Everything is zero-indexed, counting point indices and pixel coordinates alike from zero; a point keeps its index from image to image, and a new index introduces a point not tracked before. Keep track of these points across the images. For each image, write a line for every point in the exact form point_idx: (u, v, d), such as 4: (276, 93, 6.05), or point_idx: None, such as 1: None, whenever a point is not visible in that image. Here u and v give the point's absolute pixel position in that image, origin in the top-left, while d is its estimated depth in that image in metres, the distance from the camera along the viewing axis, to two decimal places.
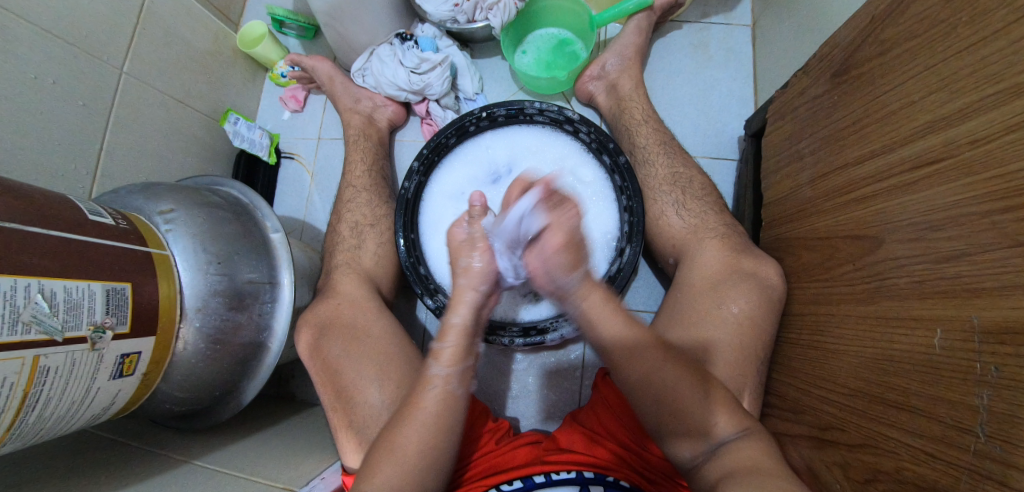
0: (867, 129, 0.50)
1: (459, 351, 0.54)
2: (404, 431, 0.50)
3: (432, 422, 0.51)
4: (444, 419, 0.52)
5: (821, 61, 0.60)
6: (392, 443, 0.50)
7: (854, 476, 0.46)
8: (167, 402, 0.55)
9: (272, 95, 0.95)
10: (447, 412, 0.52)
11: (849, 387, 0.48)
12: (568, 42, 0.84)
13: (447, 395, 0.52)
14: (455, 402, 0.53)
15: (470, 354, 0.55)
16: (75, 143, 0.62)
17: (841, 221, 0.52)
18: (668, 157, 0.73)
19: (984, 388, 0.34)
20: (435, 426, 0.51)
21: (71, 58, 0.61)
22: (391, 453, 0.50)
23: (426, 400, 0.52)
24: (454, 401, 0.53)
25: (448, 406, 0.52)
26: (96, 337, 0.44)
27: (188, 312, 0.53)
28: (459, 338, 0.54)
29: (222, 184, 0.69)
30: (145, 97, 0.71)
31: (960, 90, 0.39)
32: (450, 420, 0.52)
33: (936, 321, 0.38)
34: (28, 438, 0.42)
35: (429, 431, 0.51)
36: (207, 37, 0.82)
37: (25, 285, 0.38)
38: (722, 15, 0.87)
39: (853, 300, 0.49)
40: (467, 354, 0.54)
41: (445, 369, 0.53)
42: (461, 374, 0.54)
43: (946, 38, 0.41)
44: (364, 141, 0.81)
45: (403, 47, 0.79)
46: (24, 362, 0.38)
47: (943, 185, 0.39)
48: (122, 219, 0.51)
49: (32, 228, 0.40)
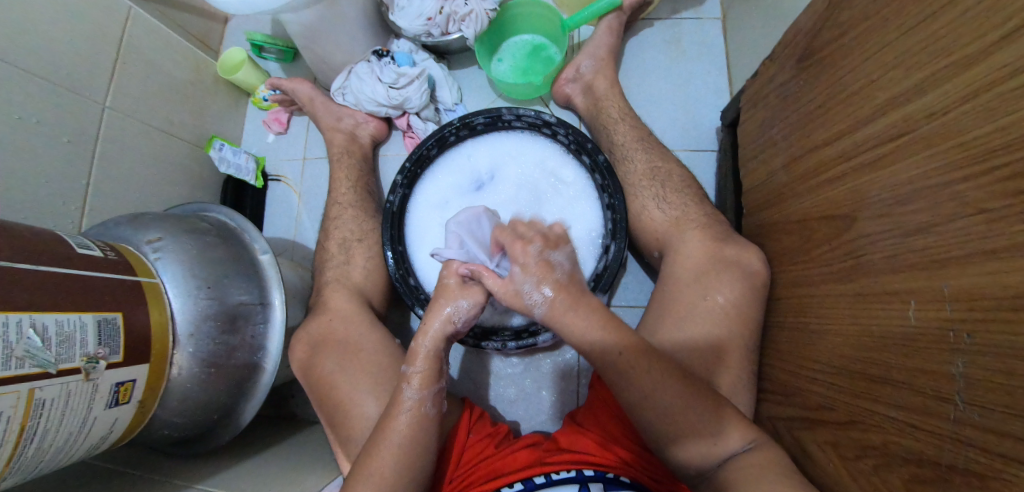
0: (832, 111, 0.51)
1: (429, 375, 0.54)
2: (377, 457, 0.50)
3: (407, 444, 0.51)
4: (419, 439, 0.52)
5: (786, 48, 0.61)
6: (365, 467, 0.50)
7: (845, 454, 0.46)
8: (165, 428, 0.56)
9: (256, 119, 0.96)
10: (422, 430, 0.52)
11: (834, 366, 0.48)
12: (542, 47, 0.86)
13: (419, 416, 0.53)
14: (428, 423, 0.53)
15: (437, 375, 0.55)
16: (62, 179, 0.63)
17: (815, 203, 0.53)
18: (646, 153, 0.74)
19: (959, 356, 0.35)
20: (410, 446, 0.52)
21: (54, 96, 0.62)
22: (370, 479, 0.50)
23: (399, 423, 0.52)
24: (424, 422, 0.53)
25: (421, 426, 0.53)
26: (90, 368, 0.44)
27: (181, 338, 0.54)
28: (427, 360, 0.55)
29: (209, 210, 0.70)
30: (129, 130, 0.73)
31: (914, 66, 0.40)
32: (425, 439, 0.53)
33: (910, 294, 0.39)
34: (27, 472, 0.42)
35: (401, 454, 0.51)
36: (188, 67, 0.83)
37: (17, 320, 0.39)
38: (692, 10, 0.89)
39: (831, 279, 0.50)
40: (434, 375, 0.55)
41: (416, 392, 0.53)
42: (431, 395, 0.54)
43: (898, 17, 0.42)
44: (348, 158, 0.82)
45: (380, 63, 0.81)
46: (20, 396, 0.38)
47: (907, 160, 0.40)
48: (110, 251, 0.52)
49: (21, 264, 0.41)
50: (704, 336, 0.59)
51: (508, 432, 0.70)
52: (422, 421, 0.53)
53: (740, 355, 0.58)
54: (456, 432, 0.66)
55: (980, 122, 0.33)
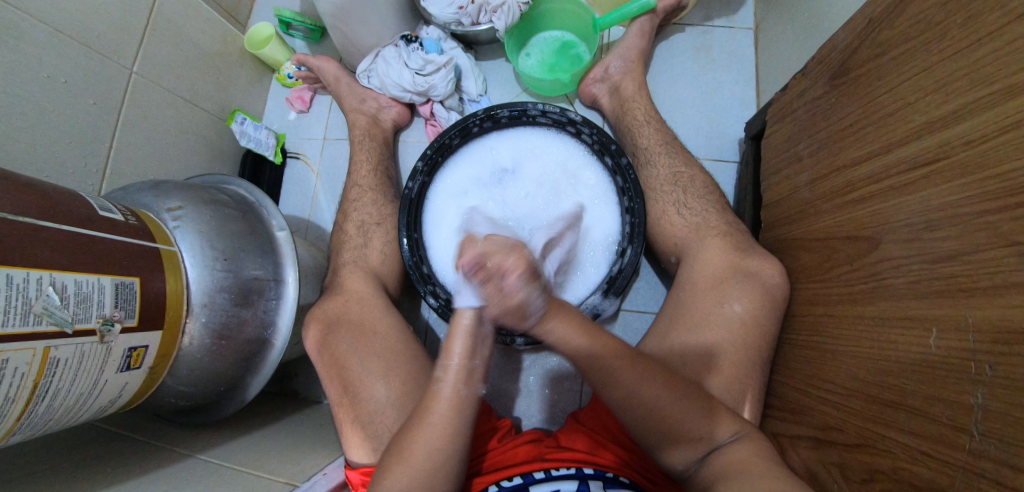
0: (865, 130, 0.50)
1: (469, 350, 0.52)
2: (417, 435, 0.49)
3: (445, 425, 0.50)
4: (456, 423, 0.50)
5: (820, 63, 0.60)
6: (403, 450, 0.49)
7: (852, 476, 0.46)
8: (172, 396, 0.56)
9: (278, 96, 0.96)
10: (462, 412, 0.51)
11: (847, 387, 0.48)
12: (571, 44, 0.85)
13: (458, 395, 0.51)
14: (467, 403, 0.51)
15: (475, 354, 0.52)
16: (86, 139, 0.63)
17: (840, 222, 0.53)
18: (670, 158, 0.73)
19: (978, 386, 0.34)
20: (445, 432, 0.50)
21: (82, 57, 0.62)
22: (404, 457, 0.49)
23: (437, 403, 0.51)
24: (464, 403, 0.51)
25: (461, 406, 0.51)
26: (106, 330, 0.44)
27: (194, 307, 0.54)
28: (465, 334, 0.52)
29: (228, 183, 0.70)
30: (154, 97, 0.73)
31: (955, 91, 0.39)
32: (460, 422, 0.50)
33: (932, 321, 0.39)
34: (37, 428, 0.43)
35: (443, 436, 0.50)
36: (215, 37, 0.83)
37: (37, 278, 0.39)
38: (724, 18, 0.88)
39: (850, 300, 0.49)
40: (468, 356, 0.52)
41: (454, 374, 0.51)
42: (469, 376, 0.52)
43: (941, 40, 0.41)
44: (369, 141, 0.82)
45: (408, 49, 0.80)
46: (36, 352, 0.39)
47: (941, 185, 0.40)
48: (131, 216, 0.52)
49: (44, 222, 0.42)
50: (716, 346, 0.59)
51: (511, 427, 0.70)
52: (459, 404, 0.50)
53: (753, 369, 0.58)
54: None
55: (1019, 154, 0.33)
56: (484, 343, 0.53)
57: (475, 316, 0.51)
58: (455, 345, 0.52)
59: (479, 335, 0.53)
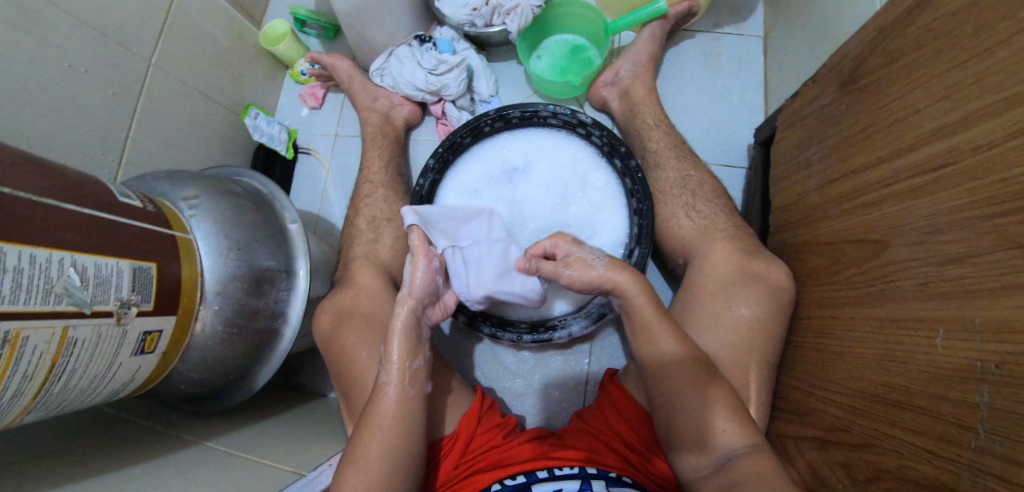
0: (873, 136, 0.51)
1: (402, 352, 0.57)
2: (368, 435, 0.52)
3: (396, 425, 0.53)
4: (408, 425, 0.54)
5: (830, 71, 0.61)
6: (355, 452, 0.52)
7: (857, 475, 0.46)
8: (182, 383, 0.57)
9: (291, 93, 0.97)
10: (409, 411, 0.54)
11: (853, 388, 0.48)
12: (582, 48, 0.86)
13: (403, 396, 0.55)
14: (413, 403, 0.55)
15: (416, 354, 0.58)
16: (104, 128, 0.64)
17: (848, 226, 0.53)
18: (679, 161, 0.74)
19: (984, 385, 0.35)
20: (400, 436, 0.53)
21: (104, 49, 0.63)
22: (360, 460, 0.51)
23: (384, 407, 0.54)
24: (408, 402, 0.55)
25: (407, 406, 0.55)
26: (122, 312, 0.45)
27: (208, 295, 0.55)
28: (403, 339, 0.57)
29: (242, 175, 0.70)
30: (172, 89, 0.74)
31: (964, 98, 0.40)
32: (412, 421, 0.54)
33: (938, 322, 0.39)
34: (51, 408, 0.43)
35: (395, 435, 0.53)
36: (232, 33, 0.84)
37: (59, 258, 0.39)
38: (734, 26, 0.89)
39: (857, 302, 0.50)
40: (409, 357, 0.57)
41: (394, 377, 0.56)
42: (411, 377, 0.56)
43: (950, 49, 0.42)
44: (382, 138, 0.83)
45: (422, 49, 0.81)
46: (55, 332, 0.39)
47: (950, 190, 0.40)
48: (149, 203, 0.53)
49: (67, 204, 0.42)
50: (723, 347, 0.59)
51: (515, 423, 0.70)
52: (409, 405, 0.55)
53: (759, 369, 0.58)
54: (467, 417, 0.65)
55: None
56: (419, 344, 0.59)
57: (409, 314, 0.58)
58: (394, 350, 0.57)
59: (415, 336, 0.58)
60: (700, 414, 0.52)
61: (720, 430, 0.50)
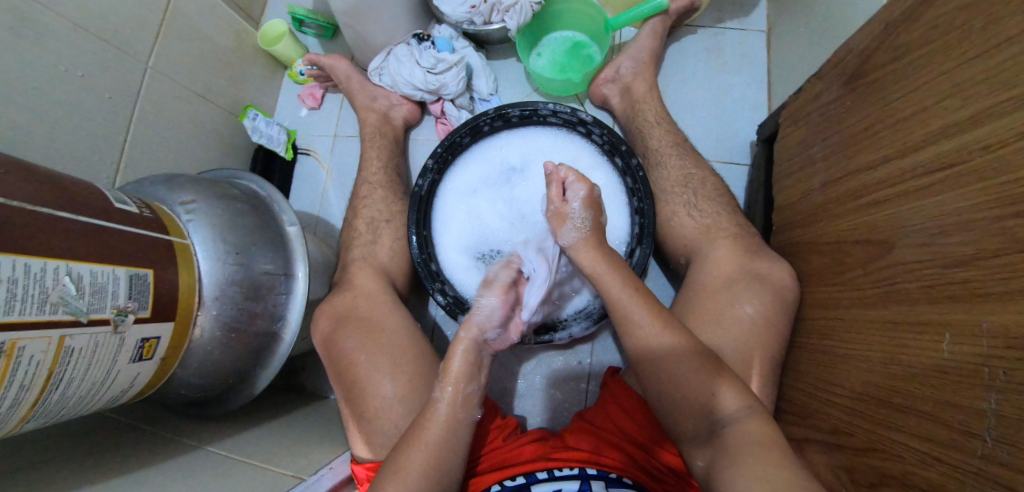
0: (880, 134, 0.50)
1: (465, 371, 0.55)
2: (413, 450, 0.50)
3: (440, 444, 0.51)
4: (450, 441, 0.52)
5: (835, 67, 0.60)
6: (396, 462, 0.50)
7: (860, 480, 0.46)
8: (182, 388, 0.57)
9: (290, 93, 0.97)
10: (454, 433, 0.52)
11: (858, 392, 0.47)
12: (583, 45, 0.84)
13: (452, 417, 0.53)
14: (459, 427, 0.53)
15: (474, 378, 0.56)
16: (101, 132, 0.63)
17: (853, 226, 0.52)
18: (681, 159, 0.73)
19: (991, 392, 0.34)
20: (443, 449, 0.51)
21: (101, 52, 0.63)
22: (400, 472, 0.49)
23: (434, 421, 0.52)
24: (455, 425, 0.53)
25: (455, 429, 0.53)
26: (120, 320, 0.45)
27: (205, 300, 0.55)
28: (466, 358, 0.55)
29: (241, 178, 0.70)
30: (170, 92, 0.73)
31: (972, 96, 0.39)
32: (457, 443, 0.52)
33: (944, 326, 0.38)
34: (50, 416, 0.43)
35: (438, 452, 0.51)
36: (229, 34, 0.84)
37: (54, 267, 0.39)
38: (737, 20, 0.87)
39: (861, 304, 0.49)
40: (467, 381, 0.55)
41: (450, 394, 0.54)
42: (465, 399, 0.54)
43: (958, 46, 0.41)
44: (380, 139, 0.82)
45: (420, 47, 0.80)
46: (51, 341, 0.39)
47: (957, 191, 0.39)
48: (146, 208, 0.52)
49: (62, 212, 0.42)
50: (725, 349, 0.58)
51: (516, 424, 0.70)
52: (458, 425, 0.53)
53: (761, 371, 0.58)
54: None
55: None
56: (480, 369, 0.56)
57: (472, 341, 0.55)
58: (454, 368, 0.55)
59: (476, 362, 0.56)
60: None
61: (726, 428, 0.49)
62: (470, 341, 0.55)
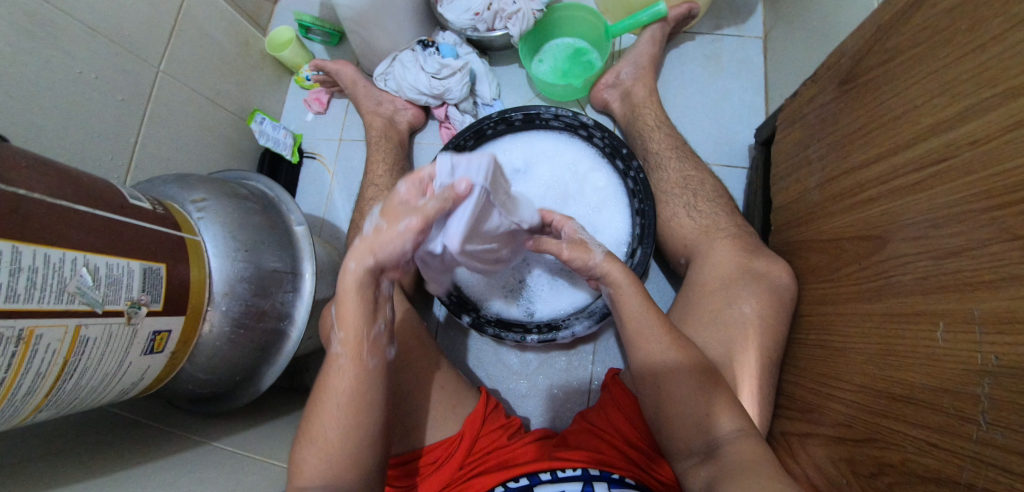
0: (872, 133, 0.52)
1: (360, 317, 0.50)
2: (321, 420, 0.49)
3: (349, 401, 0.50)
4: (366, 391, 0.51)
5: (829, 70, 0.62)
6: (313, 430, 0.50)
7: (861, 471, 0.46)
8: (190, 384, 0.57)
9: (296, 98, 0.99)
10: (366, 385, 0.51)
11: (857, 384, 0.48)
12: (583, 51, 0.87)
13: (358, 369, 0.51)
14: (370, 375, 0.51)
15: (375, 320, 0.51)
16: (114, 133, 0.65)
17: (848, 223, 0.54)
18: (680, 162, 0.75)
19: (985, 376, 0.35)
20: (358, 405, 0.50)
21: (114, 56, 0.64)
22: (315, 441, 0.49)
23: (339, 382, 0.51)
24: (366, 374, 0.51)
25: (366, 380, 0.51)
26: (133, 312, 0.46)
27: (215, 296, 0.55)
28: (359, 303, 0.49)
29: (249, 178, 0.71)
30: (180, 95, 0.75)
31: (960, 93, 0.41)
32: (371, 394, 0.51)
33: (938, 315, 0.39)
34: (62, 407, 0.44)
35: (349, 412, 0.50)
36: (238, 40, 0.86)
37: (72, 258, 0.40)
38: (734, 28, 0.90)
39: (858, 298, 0.50)
40: (367, 324, 0.51)
41: (348, 347, 0.50)
42: (369, 345, 0.51)
43: (946, 47, 0.43)
44: (386, 142, 0.84)
45: (425, 53, 0.83)
46: (67, 330, 0.40)
47: (947, 185, 0.41)
48: (158, 205, 0.53)
49: (80, 206, 0.43)
50: (726, 345, 0.59)
51: (520, 424, 0.70)
52: (365, 377, 0.51)
53: (762, 367, 0.59)
54: (471, 418, 0.64)
55: (1022, 152, 0.34)
56: (380, 306, 0.52)
57: (365, 271, 0.48)
58: (347, 316, 0.50)
59: (367, 297, 0.49)
60: None
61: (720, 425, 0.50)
62: (361, 271, 0.47)
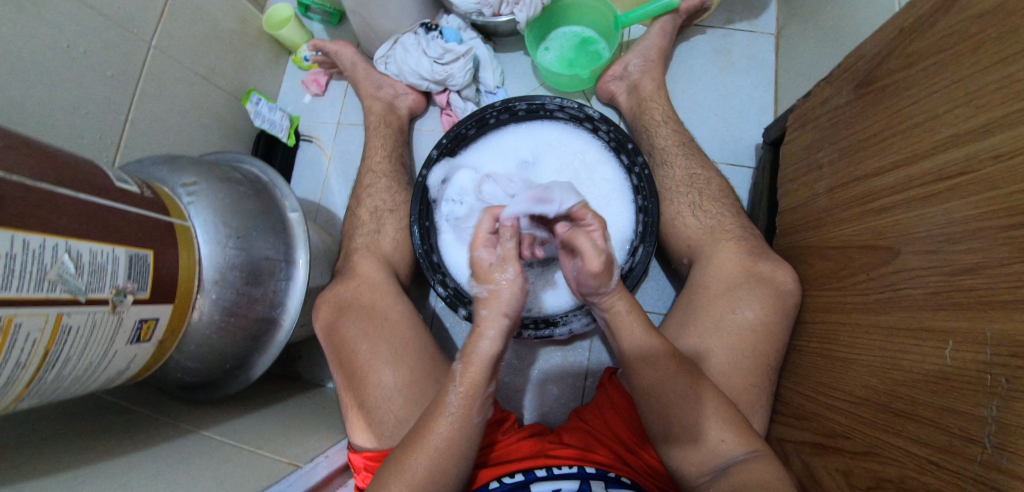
0: (888, 140, 0.50)
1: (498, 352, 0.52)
2: (416, 454, 0.48)
3: (447, 449, 0.49)
4: (460, 443, 0.50)
5: (845, 71, 0.59)
6: (403, 462, 0.49)
7: (856, 483, 0.46)
8: (179, 371, 0.56)
9: (293, 78, 0.96)
10: (466, 438, 0.50)
11: (857, 395, 0.48)
12: (591, 41, 0.85)
13: (466, 421, 0.50)
14: (472, 432, 0.51)
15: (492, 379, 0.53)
16: (102, 111, 0.62)
17: (857, 231, 0.52)
18: (686, 160, 0.73)
19: (993, 399, 0.34)
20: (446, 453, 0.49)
21: (103, 30, 0.62)
22: (400, 472, 0.48)
23: (443, 424, 0.50)
24: (469, 430, 0.51)
25: (465, 434, 0.50)
26: (118, 300, 0.44)
27: (205, 284, 0.54)
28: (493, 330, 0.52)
29: (243, 162, 0.69)
30: (172, 73, 0.72)
31: (986, 104, 0.39)
32: (464, 447, 0.50)
33: (948, 333, 0.38)
34: (45, 396, 0.43)
35: (442, 458, 0.49)
36: (234, 16, 0.83)
37: (53, 245, 0.39)
38: (747, 22, 0.87)
39: (864, 309, 0.49)
40: (485, 382, 0.52)
41: (465, 394, 0.51)
42: (479, 404, 0.51)
43: (972, 54, 0.41)
44: (385, 128, 0.82)
45: (427, 37, 0.79)
46: (48, 319, 0.38)
47: (965, 198, 0.39)
48: (147, 189, 0.52)
49: (63, 189, 0.41)
50: (725, 349, 0.59)
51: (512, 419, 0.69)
52: (463, 428, 0.50)
53: (760, 373, 0.58)
54: None
55: None
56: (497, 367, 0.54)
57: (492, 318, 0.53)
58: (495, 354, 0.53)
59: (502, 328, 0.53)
60: (700, 414, 0.52)
61: (729, 444, 0.50)
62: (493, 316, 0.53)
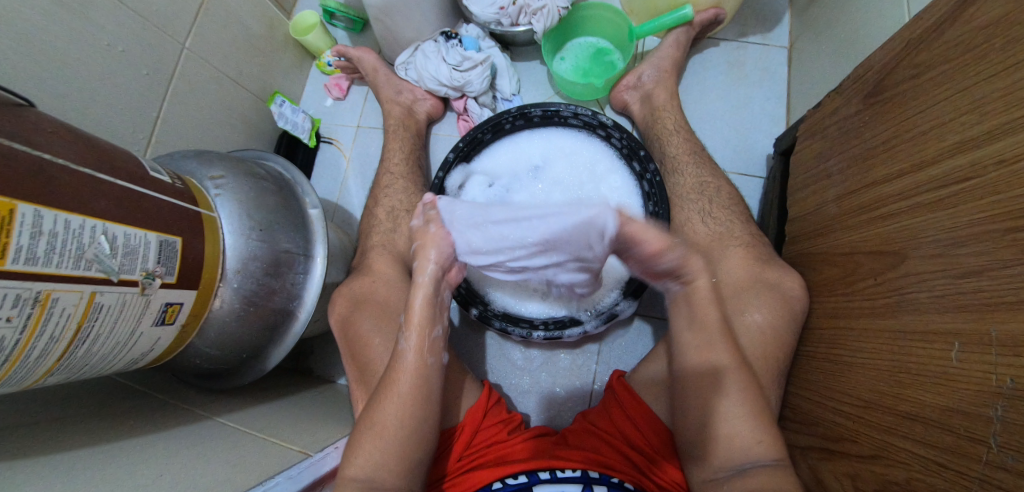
0: (895, 148, 0.51)
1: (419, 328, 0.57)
2: (378, 425, 0.53)
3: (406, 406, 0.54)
4: (422, 398, 0.56)
5: (855, 82, 0.61)
6: (371, 418, 0.54)
7: (863, 487, 0.46)
8: (197, 358, 0.58)
9: (316, 83, 0.99)
10: (425, 385, 0.56)
11: (865, 399, 0.48)
12: (606, 51, 0.87)
13: (420, 369, 0.57)
14: (430, 379, 0.57)
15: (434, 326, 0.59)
16: (137, 107, 0.66)
17: (864, 237, 0.53)
18: (697, 168, 0.74)
19: (999, 399, 0.34)
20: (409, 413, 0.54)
21: (142, 31, 0.65)
22: (369, 438, 0.53)
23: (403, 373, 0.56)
24: (425, 375, 0.57)
25: (423, 381, 0.56)
26: (147, 283, 0.46)
27: (227, 273, 0.56)
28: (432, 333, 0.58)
29: (266, 159, 0.72)
30: (203, 73, 0.76)
31: (991, 111, 0.40)
32: (427, 392, 0.56)
33: (954, 335, 0.39)
34: (72, 372, 0.44)
35: (405, 412, 0.54)
36: (263, 22, 0.87)
37: (91, 226, 0.41)
38: (759, 35, 0.89)
39: (871, 314, 0.49)
40: (427, 330, 0.58)
41: (414, 352, 0.57)
42: (429, 348, 0.58)
43: (978, 64, 0.42)
44: (404, 131, 0.84)
45: (447, 45, 0.82)
46: (82, 296, 0.40)
47: (970, 204, 0.40)
48: (178, 180, 0.54)
49: (103, 175, 0.43)
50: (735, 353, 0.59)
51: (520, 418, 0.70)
52: (419, 380, 0.56)
53: (770, 378, 0.58)
54: (472, 413, 0.65)
55: None
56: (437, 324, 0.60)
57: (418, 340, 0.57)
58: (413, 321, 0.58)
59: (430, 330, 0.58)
60: None
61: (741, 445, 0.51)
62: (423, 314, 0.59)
